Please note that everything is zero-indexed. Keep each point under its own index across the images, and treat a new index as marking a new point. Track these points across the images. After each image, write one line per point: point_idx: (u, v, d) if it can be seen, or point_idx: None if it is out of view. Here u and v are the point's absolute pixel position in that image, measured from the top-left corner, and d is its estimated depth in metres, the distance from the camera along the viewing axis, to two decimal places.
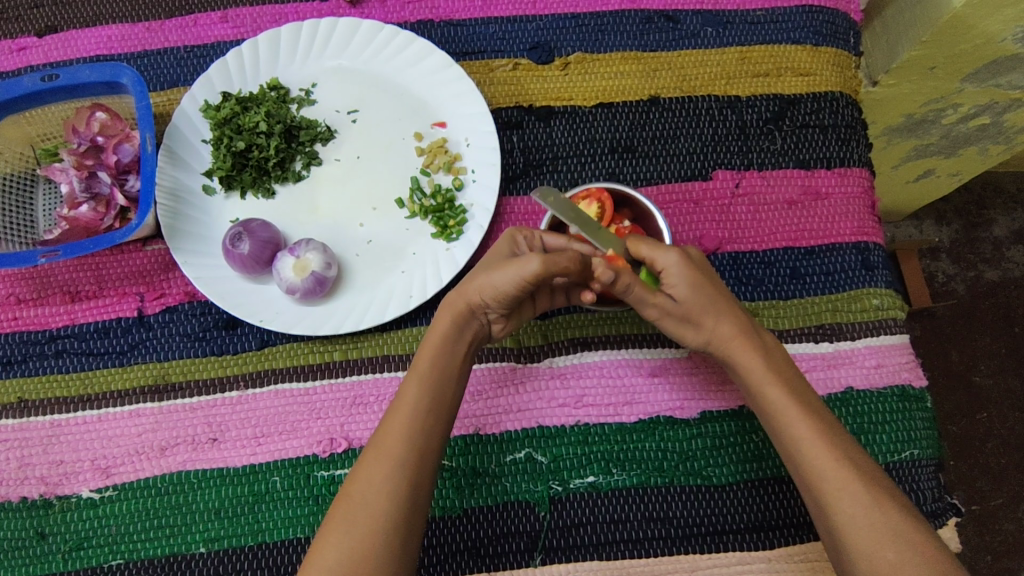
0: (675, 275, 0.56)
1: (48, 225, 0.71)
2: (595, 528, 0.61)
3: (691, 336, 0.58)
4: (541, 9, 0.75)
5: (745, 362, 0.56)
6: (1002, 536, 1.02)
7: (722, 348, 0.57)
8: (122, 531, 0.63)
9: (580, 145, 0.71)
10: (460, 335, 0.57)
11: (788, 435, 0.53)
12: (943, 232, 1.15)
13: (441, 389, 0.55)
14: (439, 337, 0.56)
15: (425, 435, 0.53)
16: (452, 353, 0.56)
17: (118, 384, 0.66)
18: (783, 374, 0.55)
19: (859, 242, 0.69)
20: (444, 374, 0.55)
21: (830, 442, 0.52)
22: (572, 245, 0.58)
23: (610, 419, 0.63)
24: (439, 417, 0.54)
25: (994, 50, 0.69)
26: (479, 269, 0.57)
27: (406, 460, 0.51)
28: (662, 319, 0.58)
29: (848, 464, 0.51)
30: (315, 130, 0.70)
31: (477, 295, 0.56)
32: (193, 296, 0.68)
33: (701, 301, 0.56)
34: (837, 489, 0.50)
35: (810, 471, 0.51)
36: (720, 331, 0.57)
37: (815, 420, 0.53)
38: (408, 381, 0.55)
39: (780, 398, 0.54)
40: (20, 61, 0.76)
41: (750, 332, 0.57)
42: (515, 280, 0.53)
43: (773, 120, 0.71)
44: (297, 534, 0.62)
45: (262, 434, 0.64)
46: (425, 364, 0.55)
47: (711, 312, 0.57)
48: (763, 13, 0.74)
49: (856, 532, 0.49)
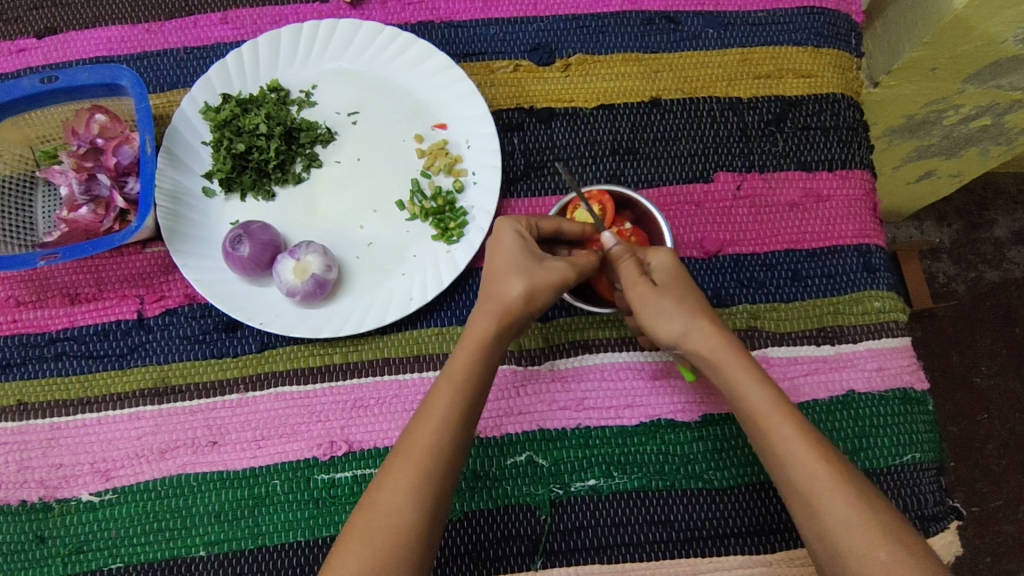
0: (660, 265, 0.56)
1: (48, 227, 0.70)
2: (596, 531, 0.61)
3: (664, 328, 0.55)
4: (541, 10, 0.75)
5: (723, 360, 0.54)
6: (1002, 537, 1.02)
7: (696, 345, 0.54)
8: (121, 535, 0.63)
9: (581, 147, 0.71)
10: (497, 342, 0.55)
11: (773, 436, 0.51)
12: (943, 232, 1.15)
13: (473, 395, 0.53)
14: (477, 343, 0.54)
15: (456, 443, 0.52)
16: (489, 359, 0.54)
17: (118, 386, 0.66)
18: (764, 374, 0.54)
19: (860, 244, 0.68)
20: (476, 382, 0.54)
21: (820, 446, 0.51)
22: (563, 224, 0.59)
23: (610, 422, 0.63)
24: (469, 424, 0.53)
25: (996, 51, 0.68)
26: (503, 272, 0.55)
27: (432, 473, 0.51)
28: (636, 303, 0.55)
29: (837, 465, 0.50)
30: (315, 132, 0.70)
31: (523, 305, 0.54)
32: (193, 299, 0.68)
33: (678, 290, 0.56)
34: (827, 489, 0.49)
35: (794, 471, 0.50)
36: (694, 324, 0.54)
37: (800, 423, 0.52)
38: (440, 387, 0.54)
39: (758, 398, 0.52)
40: (19, 63, 0.75)
41: (726, 331, 0.55)
42: (556, 284, 0.54)
43: (775, 122, 0.71)
44: (297, 538, 0.62)
45: (262, 437, 0.64)
46: (460, 371, 0.54)
47: (688, 304, 0.55)
48: (764, 15, 0.74)
49: (850, 532, 0.48)
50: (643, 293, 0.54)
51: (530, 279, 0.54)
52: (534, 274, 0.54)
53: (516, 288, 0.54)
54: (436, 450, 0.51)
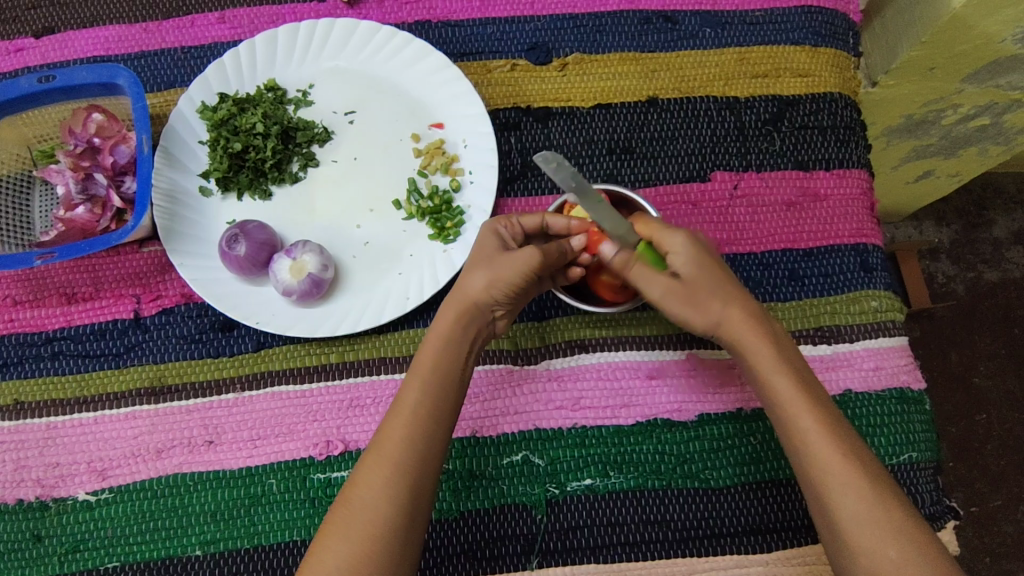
0: (679, 254, 0.54)
1: (44, 227, 0.70)
2: (593, 531, 0.61)
3: (697, 318, 0.55)
4: (539, 9, 0.75)
5: (753, 350, 0.54)
6: (1001, 537, 1.02)
7: (729, 332, 0.55)
8: (117, 535, 0.63)
9: (578, 146, 0.71)
10: (464, 332, 0.55)
11: (793, 427, 0.51)
12: (943, 232, 1.14)
13: (443, 391, 0.53)
14: (442, 337, 0.54)
15: (428, 437, 0.52)
16: (456, 353, 0.54)
17: (114, 386, 0.66)
18: (793, 364, 0.54)
19: (858, 243, 0.68)
20: (445, 375, 0.54)
21: (836, 437, 0.50)
22: (547, 220, 0.58)
23: (608, 421, 0.63)
24: (442, 418, 0.53)
25: (994, 50, 0.68)
26: (475, 262, 0.56)
27: (405, 468, 0.51)
28: (664, 302, 0.55)
29: (853, 459, 0.50)
30: (313, 131, 0.70)
31: (484, 293, 0.55)
32: (190, 298, 0.68)
33: (708, 279, 0.54)
34: (842, 485, 0.49)
35: (813, 466, 0.50)
36: (730, 312, 0.54)
37: (822, 415, 0.51)
38: (409, 386, 0.54)
39: (786, 387, 0.52)
40: (17, 62, 0.75)
41: (758, 317, 0.55)
42: (521, 270, 0.54)
43: (772, 122, 0.71)
44: (292, 536, 0.62)
45: (258, 436, 0.64)
46: (428, 366, 0.54)
47: (719, 294, 0.54)
48: (762, 13, 0.74)
49: (861, 528, 0.48)
50: (665, 290, 0.54)
51: (490, 268, 0.55)
52: (496, 264, 0.55)
53: (478, 280, 0.54)
54: (409, 443, 0.51)
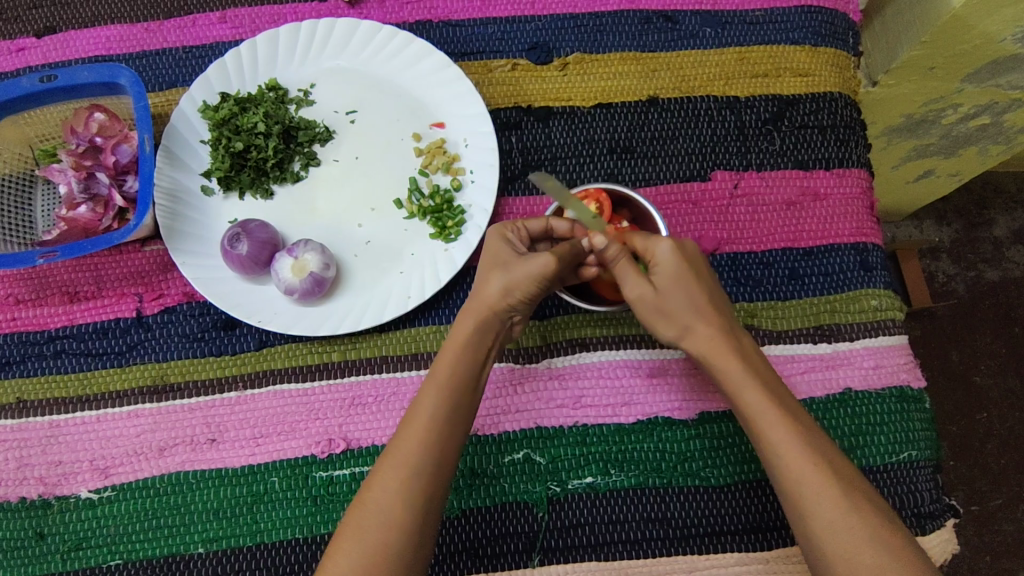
0: (660, 259, 0.56)
1: (47, 227, 0.71)
2: (594, 529, 0.61)
3: (664, 329, 0.56)
4: (540, 9, 0.75)
5: (722, 361, 0.54)
6: (1002, 536, 1.02)
7: (699, 344, 0.55)
8: (121, 532, 0.63)
9: (579, 145, 0.71)
10: (482, 338, 0.56)
11: (764, 437, 0.52)
12: (943, 232, 1.15)
13: (460, 392, 0.54)
14: (462, 343, 0.55)
15: (447, 442, 0.52)
16: (474, 359, 0.55)
17: (117, 384, 0.66)
18: (762, 375, 0.54)
19: (858, 242, 0.68)
20: (463, 381, 0.54)
21: (809, 444, 0.51)
22: (553, 224, 0.59)
23: (609, 419, 0.63)
24: (458, 422, 0.53)
25: (994, 50, 0.68)
26: (487, 269, 0.57)
27: (422, 474, 0.51)
28: (638, 306, 0.56)
29: (827, 466, 0.50)
30: (314, 130, 0.70)
31: (502, 299, 0.55)
32: (192, 297, 0.68)
33: (679, 286, 0.56)
34: (816, 493, 0.49)
35: (786, 471, 0.50)
36: (698, 323, 0.55)
37: (794, 423, 0.51)
38: (426, 388, 0.54)
39: (755, 397, 0.53)
40: (19, 62, 0.76)
41: (726, 327, 0.56)
42: (536, 278, 0.54)
43: (772, 121, 0.71)
44: (295, 534, 0.62)
45: (261, 434, 0.64)
46: (446, 372, 0.54)
47: (687, 304, 0.56)
48: (762, 13, 0.74)
49: (836, 536, 0.48)
50: (642, 297, 0.56)
51: (507, 274, 0.55)
52: (511, 270, 0.55)
53: (495, 286, 0.55)
54: (427, 449, 0.52)
